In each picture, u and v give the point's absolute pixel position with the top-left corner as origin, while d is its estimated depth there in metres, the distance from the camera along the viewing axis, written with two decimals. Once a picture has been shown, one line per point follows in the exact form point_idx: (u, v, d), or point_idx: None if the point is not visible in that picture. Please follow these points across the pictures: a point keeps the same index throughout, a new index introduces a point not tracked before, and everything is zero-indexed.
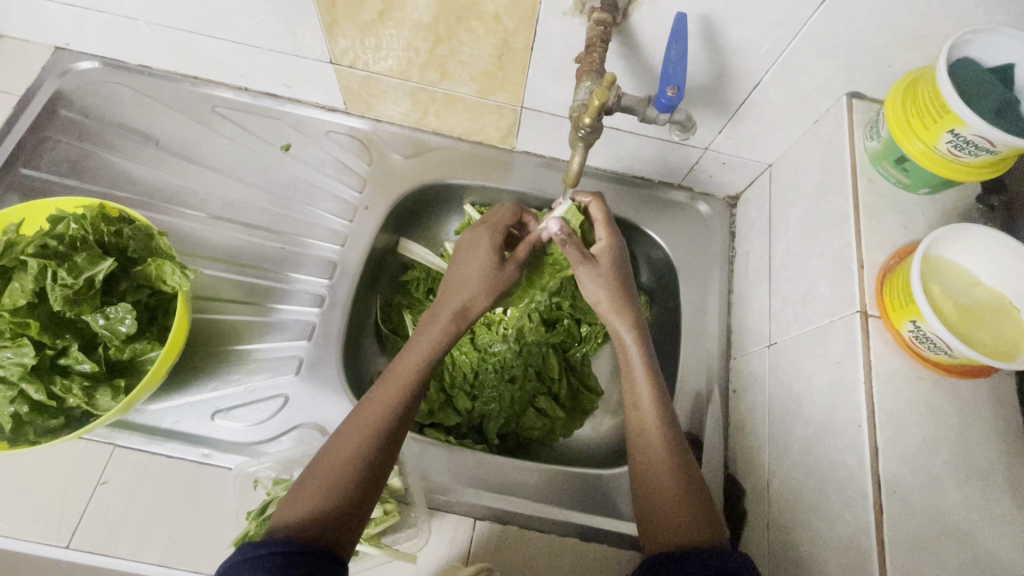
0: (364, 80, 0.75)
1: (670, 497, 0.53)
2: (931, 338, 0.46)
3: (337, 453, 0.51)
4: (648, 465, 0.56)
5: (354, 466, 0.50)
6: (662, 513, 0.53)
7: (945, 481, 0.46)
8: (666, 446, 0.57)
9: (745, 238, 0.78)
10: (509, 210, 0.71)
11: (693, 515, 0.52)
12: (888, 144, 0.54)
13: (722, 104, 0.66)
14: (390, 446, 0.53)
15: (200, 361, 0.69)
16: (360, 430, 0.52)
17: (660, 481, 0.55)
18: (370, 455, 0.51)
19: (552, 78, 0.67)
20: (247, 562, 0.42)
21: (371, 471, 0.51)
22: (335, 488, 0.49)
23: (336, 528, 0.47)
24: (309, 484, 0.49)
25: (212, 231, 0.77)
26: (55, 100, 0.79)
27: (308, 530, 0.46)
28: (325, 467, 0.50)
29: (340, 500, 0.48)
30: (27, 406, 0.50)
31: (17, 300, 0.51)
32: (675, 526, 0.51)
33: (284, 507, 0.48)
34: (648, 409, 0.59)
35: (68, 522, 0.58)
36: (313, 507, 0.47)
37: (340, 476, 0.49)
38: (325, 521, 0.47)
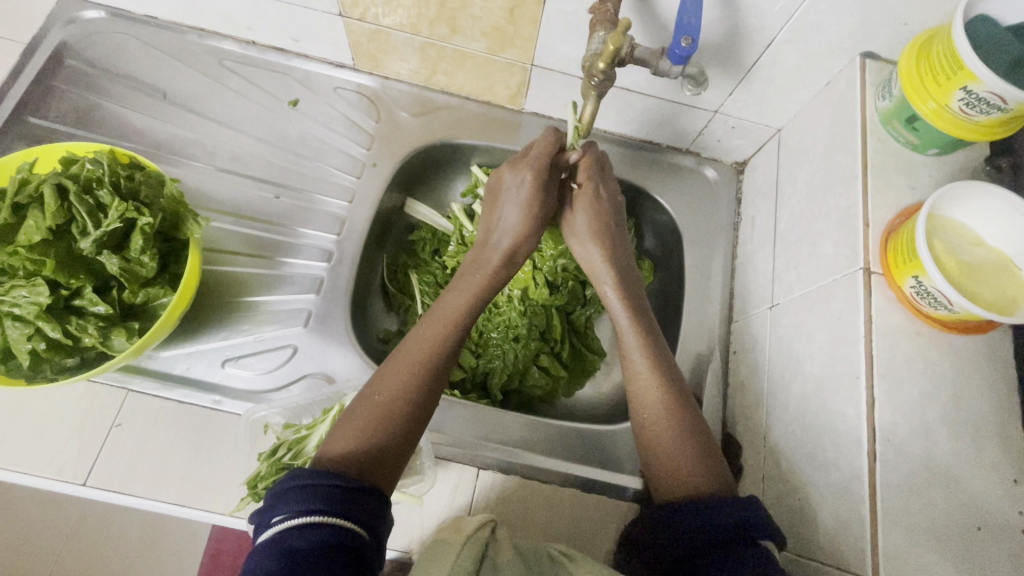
0: (373, 34, 0.74)
1: (678, 450, 0.55)
2: (933, 293, 0.47)
3: (382, 387, 0.52)
4: (654, 429, 0.57)
5: (399, 399, 0.51)
6: (669, 464, 0.54)
7: (939, 431, 0.47)
8: (670, 408, 0.57)
9: (751, 203, 0.79)
10: (547, 137, 0.65)
11: (704, 464, 0.53)
12: (900, 103, 0.54)
13: (734, 64, 0.65)
14: (436, 380, 0.54)
15: (209, 311, 0.70)
16: (401, 370, 0.53)
17: (666, 441, 0.55)
18: (415, 394, 0.52)
19: (563, 34, 0.67)
20: (296, 488, 0.42)
21: (421, 404, 0.52)
22: (384, 421, 0.49)
23: (384, 459, 0.48)
24: (355, 417, 0.50)
25: (220, 184, 0.77)
26: (62, 51, 0.79)
27: (358, 462, 0.47)
28: (370, 402, 0.50)
29: (387, 431, 0.49)
30: (44, 343, 0.51)
31: (32, 237, 0.51)
32: (682, 473, 0.53)
33: (330, 438, 0.49)
34: (649, 381, 0.58)
35: (84, 460, 0.60)
36: (360, 437, 0.48)
37: (387, 410, 0.50)
38: (371, 453, 0.48)
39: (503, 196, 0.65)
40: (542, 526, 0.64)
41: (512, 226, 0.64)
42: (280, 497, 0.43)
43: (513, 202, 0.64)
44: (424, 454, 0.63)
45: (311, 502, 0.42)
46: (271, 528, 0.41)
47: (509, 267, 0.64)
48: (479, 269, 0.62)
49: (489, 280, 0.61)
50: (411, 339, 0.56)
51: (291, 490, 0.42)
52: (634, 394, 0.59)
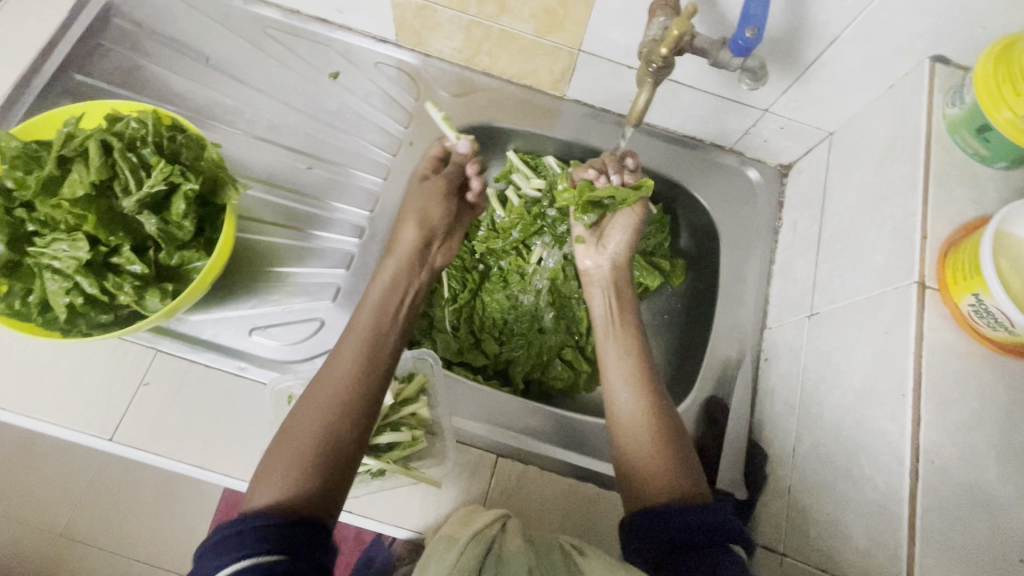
0: (419, 10, 0.73)
1: (654, 457, 0.55)
2: (994, 313, 0.45)
3: (296, 425, 0.50)
4: (627, 438, 0.57)
5: (317, 434, 0.49)
6: (642, 474, 0.54)
7: (987, 458, 0.45)
8: (652, 416, 0.57)
9: (794, 207, 0.76)
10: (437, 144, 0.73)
11: (676, 468, 0.54)
12: (971, 111, 0.51)
13: (793, 61, 0.63)
14: (363, 408, 0.52)
15: (239, 279, 0.70)
16: (319, 404, 0.51)
17: (642, 450, 0.55)
18: (341, 427, 0.50)
19: (615, 20, 0.64)
20: (236, 535, 0.42)
21: (349, 437, 0.50)
22: (306, 462, 0.47)
23: (316, 499, 0.46)
24: (277, 461, 0.47)
25: (256, 152, 0.76)
26: (109, 10, 0.79)
27: (283, 508, 0.45)
28: (292, 443, 0.48)
29: (318, 471, 0.47)
30: (81, 298, 0.52)
31: (76, 191, 0.51)
32: (654, 480, 0.53)
33: (255, 483, 0.47)
34: (625, 393, 0.59)
35: (112, 416, 0.61)
36: (284, 481, 0.46)
37: (311, 449, 0.48)
38: (304, 494, 0.46)
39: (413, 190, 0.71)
40: (554, 520, 0.63)
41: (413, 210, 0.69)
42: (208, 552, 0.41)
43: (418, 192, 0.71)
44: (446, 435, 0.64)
45: (243, 547, 0.41)
46: None
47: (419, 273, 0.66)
48: (394, 283, 0.63)
49: (385, 302, 0.61)
50: (323, 375, 0.53)
51: (223, 540, 0.41)
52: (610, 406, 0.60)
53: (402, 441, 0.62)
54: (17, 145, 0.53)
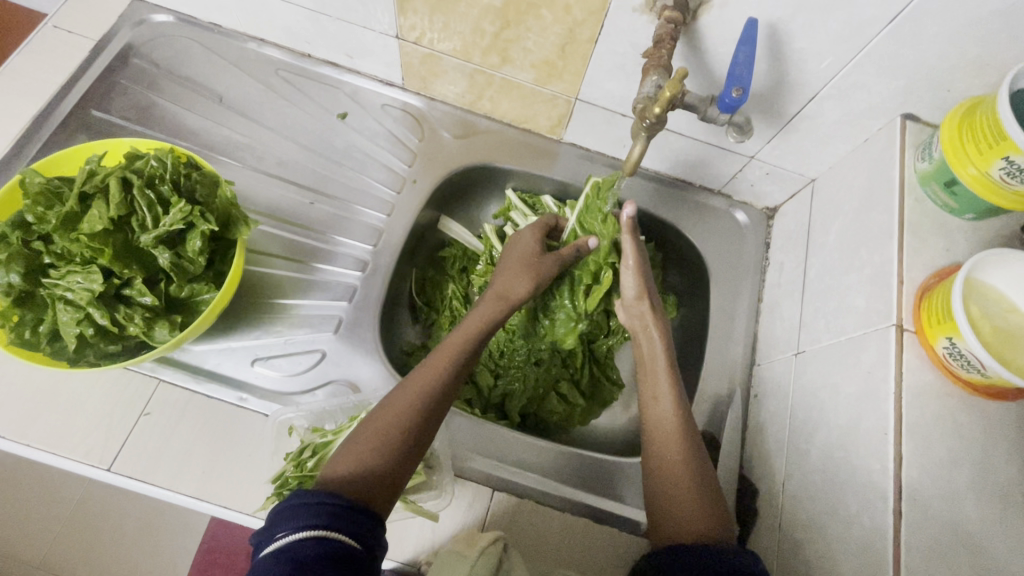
0: (426, 58, 0.77)
1: (683, 498, 0.56)
2: (966, 356, 0.47)
3: (388, 410, 0.53)
4: (667, 474, 0.58)
5: (405, 426, 0.52)
6: (674, 508, 0.56)
7: (966, 495, 0.47)
8: (686, 455, 0.58)
9: (779, 249, 0.80)
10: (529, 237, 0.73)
11: (702, 509, 0.55)
12: (939, 166, 0.55)
13: (775, 114, 0.67)
14: (424, 421, 0.53)
15: (243, 310, 0.72)
16: (393, 411, 0.53)
17: (677, 487, 0.57)
18: (412, 422, 0.52)
19: (610, 73, 0.69)
20: (290, 507, 0.43)
21: (404, 442, 0.51)
22: (379, 442, 0.50)
23: (382, 483, 0.48)
24: (359, 441, 0.50)
25: (264, 187, 0.79)
26: (128, 50, 0.83)
27: (370, 471, 0.48)
28: (379, 424, 0.51)
29: (389, 453, 0.50)
30: (91, 329, 0.53)
31: (95, 226, 0.53)
32: (685, 525, 0.54)
33: (337, 456, 0.50)
34: (671, 420, 0.61)
35: (112, 446, 0.61)
36: (362, 461, 0.49)
37: (387, 431, 0.51)
38: (372, 472, 0.48)
39: (517, 240, 0.73)
40: (552, 552, 0.64)
41: (514, 267, 0.69)
42: (276, 516, 0.43)
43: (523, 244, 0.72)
44: (443, 469, 0.65)
45: (312, 517, 0.42)
46: (274, 542, 0.42)
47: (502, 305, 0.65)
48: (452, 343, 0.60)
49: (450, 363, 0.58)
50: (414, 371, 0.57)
51: (295, 508, 0.43)
52: (655, 445, 0.61)
53: None
54: (41, 181, 0.56)
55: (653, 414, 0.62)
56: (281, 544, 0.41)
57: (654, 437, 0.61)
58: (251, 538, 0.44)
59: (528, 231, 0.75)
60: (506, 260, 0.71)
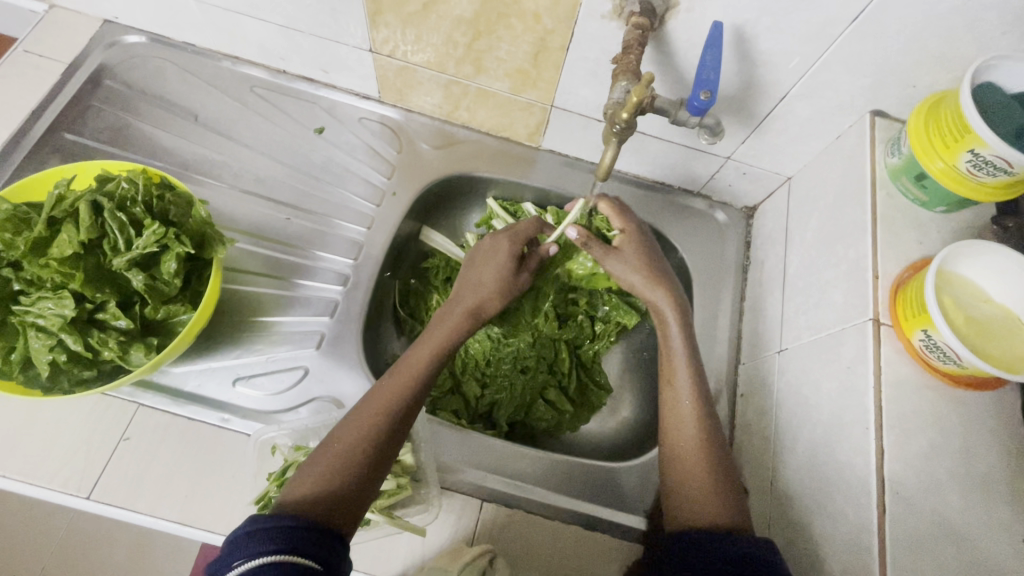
0: (401, 70, 0.77)
1: (702, 479, 0.54)
2: (942, 347, 0.48)
3: (346, 433, 0.52)
4: (684, 464, 0.56)
5: (369, 444, 0.52)
6: (690, 492, 0.54)
7: (948, 486, 0.47)
8: (702, 439, 0.57)
9: (760, 247, 0.80)
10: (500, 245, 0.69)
11: (721, 494, 0.53)
12: (908, 160, 0.56)
13: (747, 115, 0.68)
14: (389, 440, 0.53)
15: (224, 329, 0.71)
16: (355, 430, 0.52)
17: (694, 473, 0.55)
18: (375, 441, 0.52)
19: (584, 79, 0.69)
20: (247, 534, 0.43)
21: (369, 461, 0.51)
22: (341, 462, 0.50)
23: (341, 506, 0.48)
24: (316, 466, 0.50)
25: (242, 205, 0.79)
26: (101, 72, 0.82)
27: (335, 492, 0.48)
28: (335, 448, 0.51)
29: (348, 476, 0.50)
30: (64, 355, 0.53)
31: (65, 250, 0.53)
32: (704, 508, 0.52)
33: (297, 478, 0.50)
34: (688, 403, 0.59)
35: (91, 473, 0.60)
36: (319, 485, 0.48)
37: (351, 451, 0.51)
38: (329, 496, 0.48)
39: (489, 259, 0.68)
40: (543, 563, 0.63)
41: (486, 284, 0.66)
42: (230, 544, 0.43)
43: (492, 260, 0.68)
44: (429, 483, 0.64)
45: (264, 542, 0.42)
46: (229, 572, 0.42)
47: (472, 321, 0.64)
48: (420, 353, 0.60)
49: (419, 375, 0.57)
50: (374, 391, 0.56)
51: (248, 534, 0.43)
52: (672, 425, 0.59)
53: (384, 489, 0.62)
54: (8, 207, 0.55)
55: (669, 394, 0.60)
56: (235, 574, 0.41)
57: (671, 415, 0.59)
58: (206, 567, 0.44)
59: (506, 241, 0.69)
60: (472, 265, 0.69)
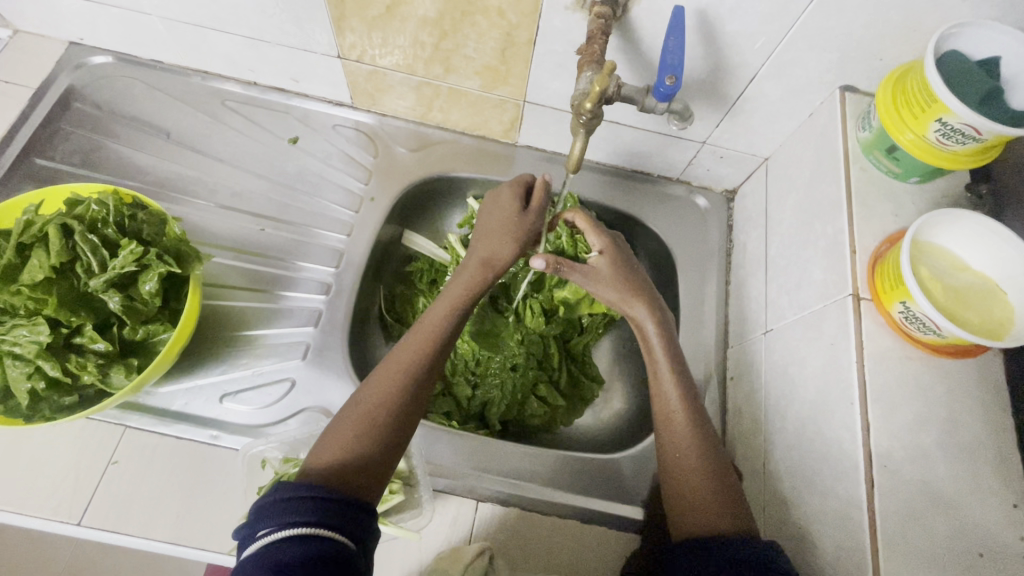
0: (371, 74, 0.77)
1: (698, 487, 0.53)
2: (921, 318, 0.48)
3: (369, 395, 0.52)
4: (680, 471, 0.55)
5: (391, 405, 0.52)
6: (692, 502, 0.53)
7: (935, 456, 0.47)
8: (697, 445, 0.56)
9: (741, 230, 0.80)
10: (507, 196, 0.67)
11: (721, 501, 0.52)
12: (879, 134, 0.56)
13: (719, 97, 0.68)
14: (412, 400, 0.53)
15: (208, 346, 0.71)
16: (377, 392, 0.52)
17: (693, 481, 0.54)
18: (396, 402, 0.52)
19: (553, 72, 0.69)
20: (274, 503, 0.43)
21: (392, 423, 0.51)
22: (365, 426, 0.50)
23: (368, 471, 0.48)
24: (339, 431, 0.50)
25: (220, 220, 0.78)
26: (70, 94, 0.82)
27: (359, 456, 0.48)
28: (357, 413, 0.51)
29: (372, 438, 0.50)
30: (43, 382, 0.52)
31: (35, 276, 0.53)
32: (706, 517, 0.51)
33: (321, 444, 0.50)
34: (676, 407, 0.58)
35: (80, 498, 0.59)
36: (345, 452, 0.48)
37: (373, 415, 0.51)
38: (355, 462, 0.48)
39: (496, 203, 0.67)
40: (541, 558, 0.63)
41: (495, 232, 0.65)
42: (260, 509, 0.43)
43: (501, 210, 0.66)
44: (421, 486, 0.64)
45: (292, 514, 0.42)
46: (256, 542, 0.42)
47: (487, 273, 0.63)
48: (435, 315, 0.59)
49: (435, 339, 0.57)
50: (393, 353, 0.56)
51: (274, 505, 0.43)
52: (666, 431, 0.58)
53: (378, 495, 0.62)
54: None
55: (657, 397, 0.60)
56: (262, 544, 0.41)
57: (662, 425, 0.58)
58: (235, 534, 0.44)
59: (508, 186, 0.68)
60: (484, 227, 0.67)
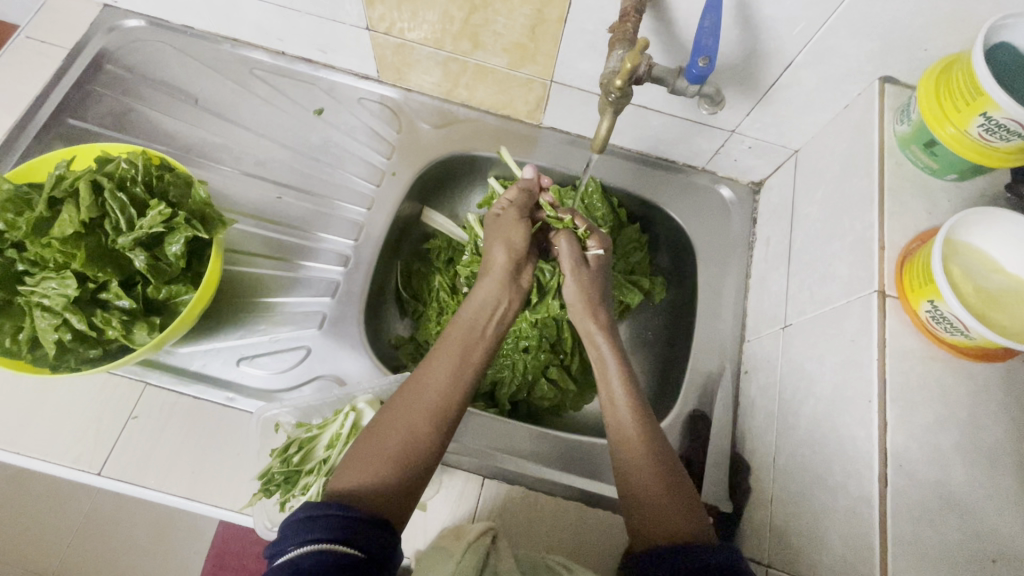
0: (398, 48, 0.76)
1: (658, 499, 0.52)
2: (949, 318, 0.46)
3: (394, 421, 0.51)
4: (634, 479, 0.54)
5: (420, 432, 0.51)
6: (649, 511, 0.52)
7: (953, 458, 0.46)
8: (650, 451, 0.55)
9: (765, 222, 0.78)
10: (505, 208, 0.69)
11: (678, 506, 0.52)
12: (918, 127, 0.54)
13: (752, 84, 0.66)
14: (440, 426, 0.52)
15: (227, 310, 0.72)
16: (403, 418, 0.51)
17: (648, 487, 0.53)
18: (424, 428, 0.51)
19: (582, 52, 0.68)
20: (301, 521, 0.43)
21: (422, 449, 0.50)
22: (394, 454, 0.49)
23: (397, 497, 0.47)
24: (367, 453, 0.49)
25: (244, 187, 0.79)
26: (103, 56, 0.83)
27: (389, 484, 0.47)
28: (384, 440, 0.49)
29: (402, 465, 0.49)
30: (70, 334, 0.54)
31: (66, 230, 0.54)
32: (663, 521, 0.51)
33: (343, 470, 0.49)
34: (624, 410, 0.58)
35: (100, 450, 0.61)
36: (374, 478, 0.47)
37: (401, 443, 0.50)
38: (388, 487, 0.47)
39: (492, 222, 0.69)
40: (545, 537, 0.64)
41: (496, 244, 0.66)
42: (286, 529, 0.43)
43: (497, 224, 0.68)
44: None
45: (315, 531, 0.42)
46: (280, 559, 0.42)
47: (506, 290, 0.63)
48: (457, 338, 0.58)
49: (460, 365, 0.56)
50: (416, 376, 0.55)
51: (298, 523, 0.43)
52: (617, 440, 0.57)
53: None
54: (9, 188, 0.56)
55: (611, 419, 0.58)
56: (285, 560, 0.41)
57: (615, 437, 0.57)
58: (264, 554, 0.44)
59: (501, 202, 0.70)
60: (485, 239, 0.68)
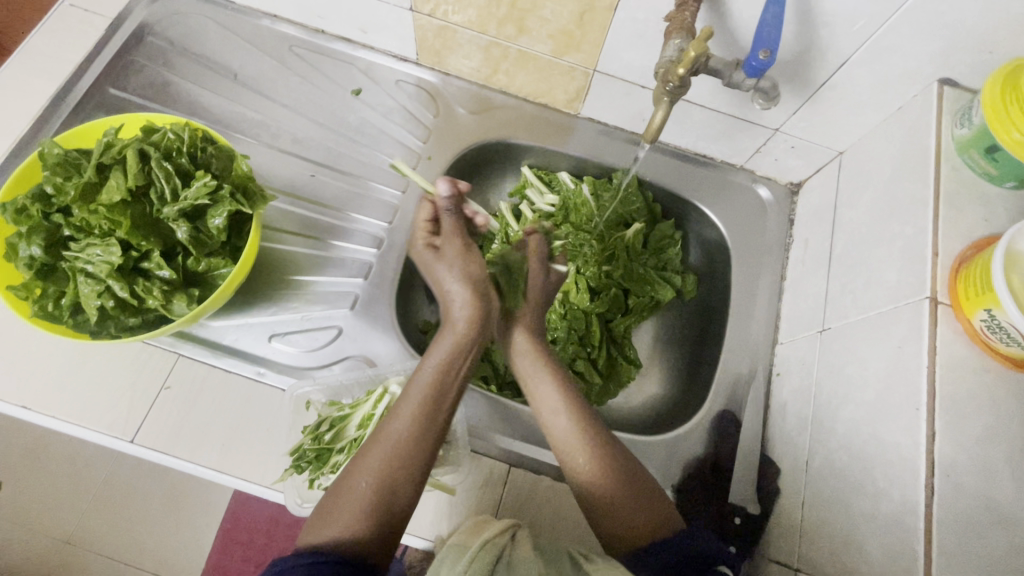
0: (440, 30, 0.75)
1: (618, 501, 0.53)
2: (1007, 328, 0.45)
3: (364, 468, 0.50)
4: (590, 485, 0.55)
5: (391, 476, 0.50)
6: (616, 516, 0.53)
7: (1002, 471, 0.45)
8: (599, 456, 0.55)
9: (804, 224, 0.77)
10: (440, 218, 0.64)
11: (644, 509, 0.53)
12: (979, 131, 0.52)
13: (803, 82, 0.64)
14: (414, 469, 0.51)
15: (259, 286, 0.72)
16: (372, 463, 0.50)
17: (606, 493, 0.54)
18: (396, 474, 0.50)
19: (630, 42, 0.67)
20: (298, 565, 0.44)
21: (395, 495, 0.49)
22: (365, 504, 0.48)
23: (375, 545, 0.47)
24: (338, 503, 0.48)
25: (279, 164, 0.79)
26: (144, 28, 0.83)
27: (363, 532, 0.47)
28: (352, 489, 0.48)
29: (374, 512, 0.48)
30: (111, 301, 0.54)
31: (113, 197, 0.54)
32: (633, 523, 0.52)
33: (316, 519, 0.48)
34: (562, 418, 0.58)
35: (133, 418, 0.62)
36: (345, 528, 0.47)
37: (372, 489, 0.49)
38: (362, 535, 0.47)
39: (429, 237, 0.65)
40: (569, 531, 0.63)
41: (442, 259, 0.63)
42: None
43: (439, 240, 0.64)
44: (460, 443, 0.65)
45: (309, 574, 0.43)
46: None
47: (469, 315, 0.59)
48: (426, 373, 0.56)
49: (431, 403, 0.54)
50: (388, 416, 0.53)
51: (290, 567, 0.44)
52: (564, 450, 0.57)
53: None
54: (60, 152, 0.57)
55: (554, 428, 0.58)
56: None
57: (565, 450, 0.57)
58: None
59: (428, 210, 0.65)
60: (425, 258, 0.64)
